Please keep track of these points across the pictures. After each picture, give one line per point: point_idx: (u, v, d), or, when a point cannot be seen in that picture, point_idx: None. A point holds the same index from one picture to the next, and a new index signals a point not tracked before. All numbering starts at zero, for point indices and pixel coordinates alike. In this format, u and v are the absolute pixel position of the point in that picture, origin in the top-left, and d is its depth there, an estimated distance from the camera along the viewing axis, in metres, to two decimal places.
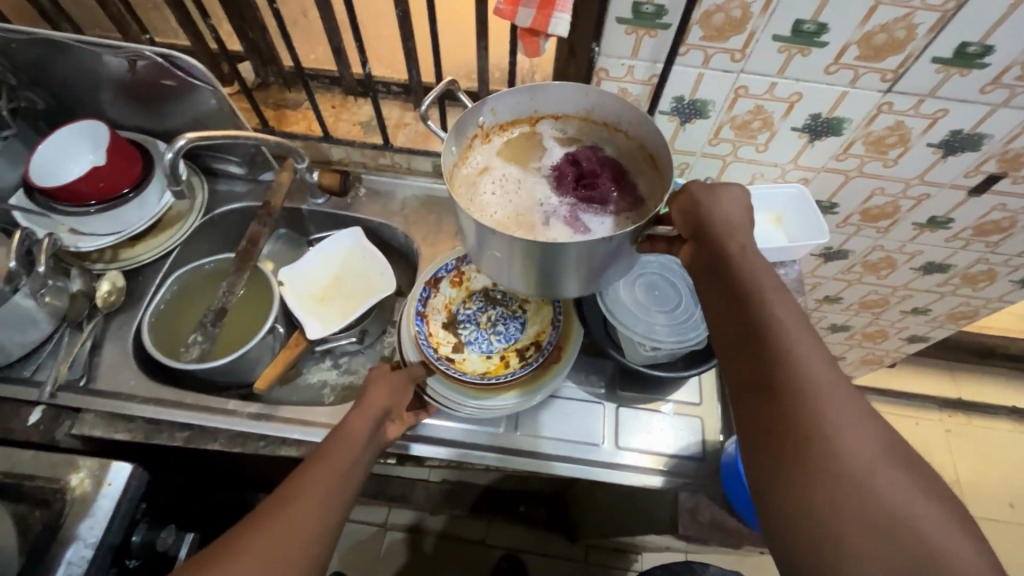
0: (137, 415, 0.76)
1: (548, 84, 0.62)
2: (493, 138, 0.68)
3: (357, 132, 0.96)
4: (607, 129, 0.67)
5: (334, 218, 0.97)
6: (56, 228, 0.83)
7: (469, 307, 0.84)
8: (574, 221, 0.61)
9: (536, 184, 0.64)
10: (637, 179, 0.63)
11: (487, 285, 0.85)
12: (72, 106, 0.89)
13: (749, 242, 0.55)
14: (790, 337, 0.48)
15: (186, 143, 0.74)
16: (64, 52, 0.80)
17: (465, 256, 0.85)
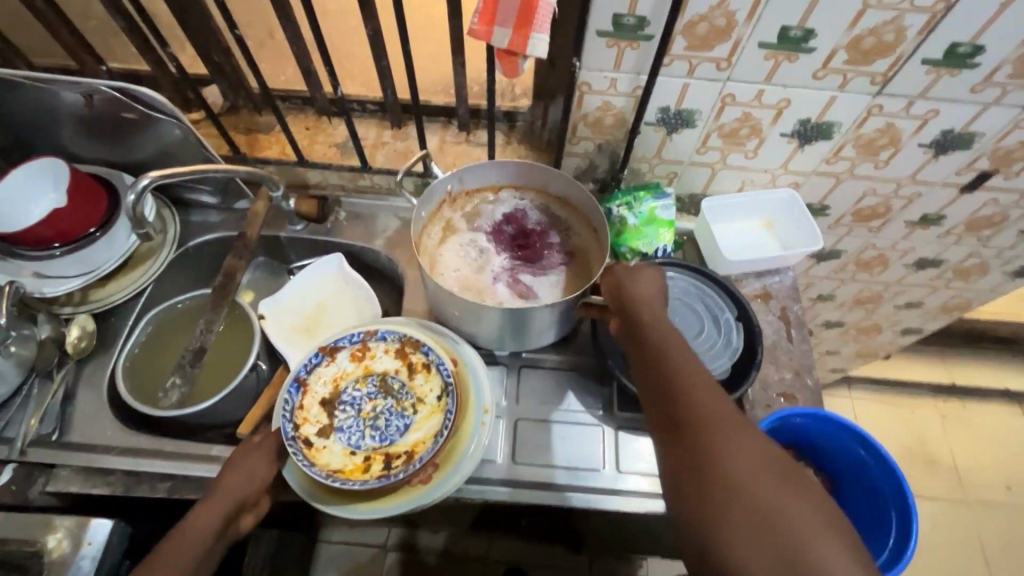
0: (114, 468, 0.72)
1: (507, 161, 0.81)
2: (460, 201, 0.85)
3: (333, 155, 0.93)
4: (560, 201, 0.84)
5: (314, 244, 0.94)
6: (19, 273, 0.79)
7: (358, 390, 0.70)
8: (516, 284, 0.79)
9: (482, 246, 0.83)
10: (565, 238, 0.83)
11: (389, 368, 0.71)
12: (31, 142, 0.86)
13: (655, 302, 0.62)
14: (687, 379, 0.54)
15: (150, 181, 0.70)
16: (16, 88, 0.76)
17: (375, 329, 0.72)
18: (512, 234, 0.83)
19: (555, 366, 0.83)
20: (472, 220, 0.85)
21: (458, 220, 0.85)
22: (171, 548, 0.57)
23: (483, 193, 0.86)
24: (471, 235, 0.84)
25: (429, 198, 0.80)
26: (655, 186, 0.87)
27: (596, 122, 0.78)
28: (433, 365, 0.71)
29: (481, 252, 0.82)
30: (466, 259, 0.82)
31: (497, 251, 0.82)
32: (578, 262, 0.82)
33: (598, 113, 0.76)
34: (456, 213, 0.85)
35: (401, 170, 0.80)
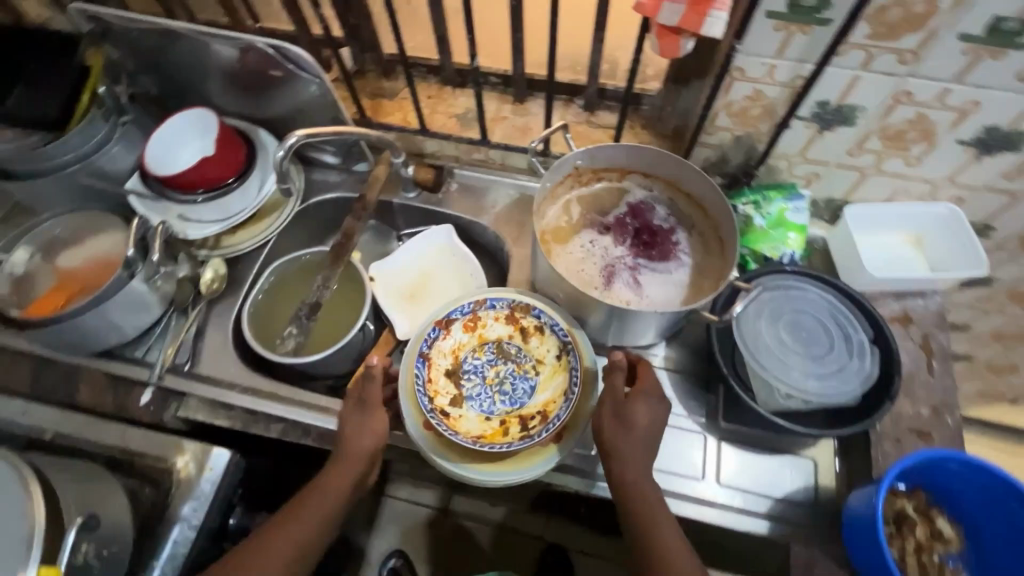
0: (235, 404, 0.78)
1: (644, 148, 0.79)
2: (585, 178, 0.85)
3: (453, 125, 0.93)
4: (688, 197, 0.83)
5: (424, 213, 0.95)
6: (166, 213, 0.84)
7: (478, 358, 0.70)
8: (631, 280, 0.79)
9: (609, 236, 0.83)
10: (694, 240, 0.82)
11: (504, 335, 0.71)
12: (183, 91, 0.92)
13: (645, 436, 0.60)
14: (662, 530, 0.57)
15: (296, 141, 0.75)
16: (179, 40, 0.81)
17: (484, 298, 0.71)
18: (633, 226, 0.83)
19: (661, 365, 0.80)
20: (588, 209, 0.85)
21: (585, 200, 0.86)
22: (297, 521, 0.62)
23: (602, 181, 0.86)
24: (590, 223, 0.84)
25: (557, 171, 0.80)
26: (789, 187, 0.80)
27: (740, 112, 0.72)
28: (546, 327, 0.70)
29: (606, 240, 0.82)
30: (588, 245, 0.82)
31: (621, 244, 0.82)
32: (700, 260, 0.80)
33: (745, 102, 0.71)
34: (577, 190, 0.86)
35: (535, 140, 0.77)
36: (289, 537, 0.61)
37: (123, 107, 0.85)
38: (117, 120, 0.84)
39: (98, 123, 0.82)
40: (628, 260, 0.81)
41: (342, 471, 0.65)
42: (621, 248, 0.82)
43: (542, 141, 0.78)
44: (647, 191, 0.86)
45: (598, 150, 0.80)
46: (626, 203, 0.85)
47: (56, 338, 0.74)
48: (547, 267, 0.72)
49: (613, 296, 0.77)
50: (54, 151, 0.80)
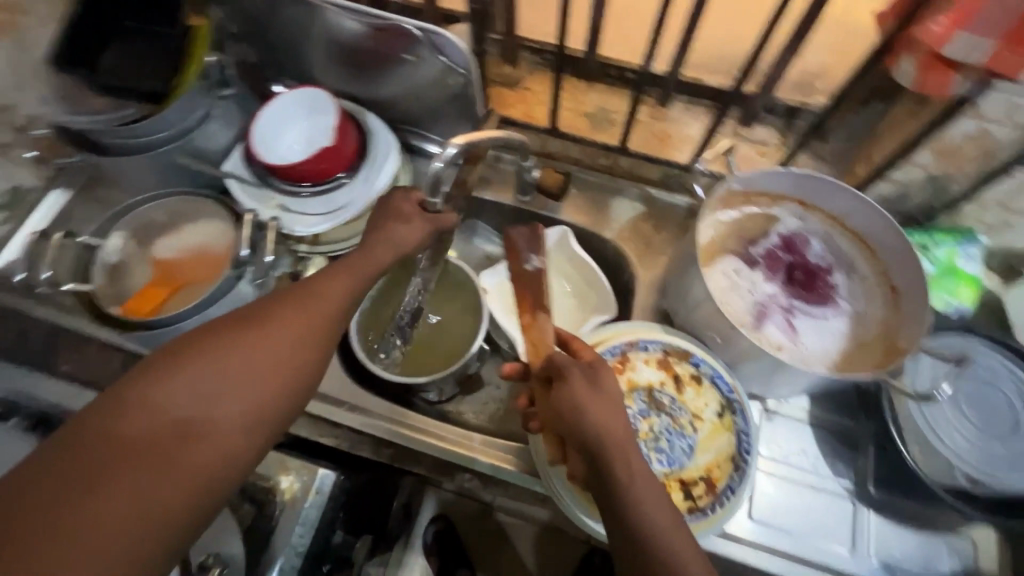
0: (342, 423, 0.72)
1: (818, 177, 0.70)
2: (736, 201, 0.76)
3: (582, 126, 0.84)
4: (852, 236, 0.75)
5: (537, 220, 0.86)
6: (265, 202, 0.76)
7: (628, 407, 0.62)
8: (785, 324, 0.71)
9: (759, 270, 0.74)
10: (855, 284, 0.73)
11: (655, 381, 0.64)
12: (289, 62, 0.82)
13: (617, 405, 0.51)
14: (651, 502, 0.47)
15: (456, 150, 0.65)
16: (306, 10, 0.71)
17: (637, 339, 0.65)
18: (787, 261, 0.74)
19: (804, 419, 0.73)
20: (733, 235, 0.75)
21: (738, 223, 0.75)
22: (250, 347, 0.51)
23: (751, 207, 0.76)
24: (736, 254, 0.74)
25: (719, 195, 0.72)
26: (965, 232, 0.72)
27: (950, 150, 0.63)
28: (704, 377, 0.64)
29: (756, 274, 0.74)
30: (735, 279, 0.73)
31: (772, 282, 0.73)
32: (861, 309, 0.72)
33: (961, 141, 0.61)
34: (728, 212, 0.76)
35: None
36: (242, 364, 0.50)
37: (226, 79, 0.76)
38: (216, 93, 0.75)
39: (200, 97, 0.73)
40: (781, 299, 0.72)
41: (309, 301, 0.56)
42: (772, 285, 0.73)
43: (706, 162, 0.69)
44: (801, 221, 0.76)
45: (767, 173, 0.71)
46: (777, 232, 0.75)
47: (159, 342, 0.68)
48: (712, 309, 0.64)
49: (765, 341, 0.70)
50: (150, 125, 0.71)
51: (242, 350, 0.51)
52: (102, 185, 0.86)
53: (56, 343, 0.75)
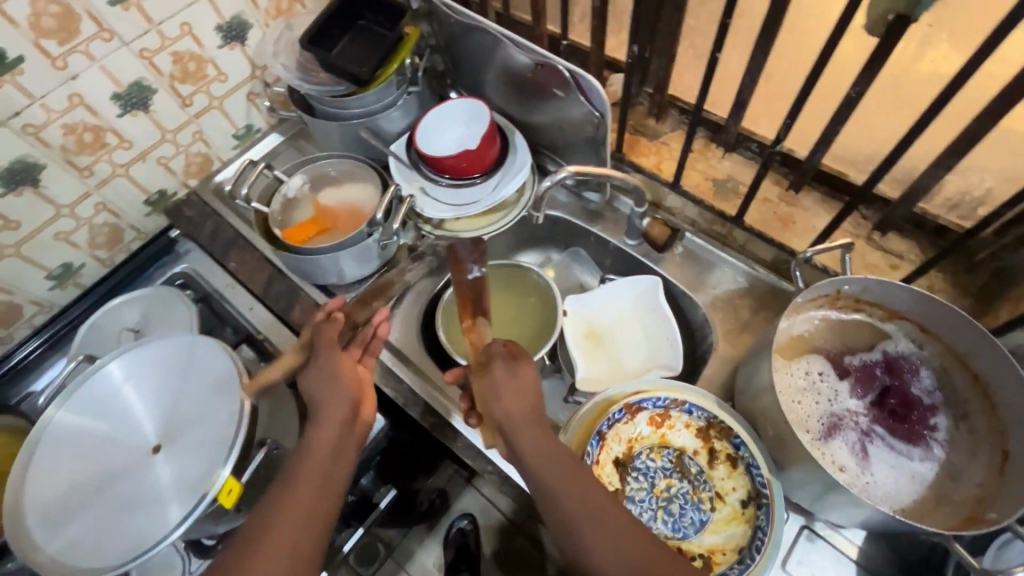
0: (406, 382, 0.83)
1: (943, 303, 0.64)
2: (842, 304, 0.72)
3: (706, 189, 0.86)
4: (974, 383, 0.66)
5: (635, 264, 0.90)
6: (410, 182, 0.90)
7: (653, 461, 0.63)
8: (858, 447, 0.65)
9: (845, 381, 0.69)
10: (956, 435, 0.66)
11: (689, 447, 0.63)
12: (467, 75, 0.97)
13: (527, 396, 0.61)
14: (560, 480, 0.56)
15: (567, 174, 0.74)
16: (489, 39, 0.84)
17: (684, 400, 0.64)
18: (881, 383, 0.69)
19: (852, 556, 0.66)
20: (829, 338, 0.72)
21: (833, 328, 0.73)
22: (298, 488, 0.57)
23: (858, 314, 0.72)
24: (824, 358, 0.71)
25: (820, 289, 0.69)
26: None
27: None
28: (741, 462, 0.61)
29: (840, 385, 0.69)
30: (815, 382, 0.70)
31: (857, 399, 0.68)
32: (957, 463, 0.64)
33: None
34: (827, 313, 0.73)
35: (808, 252, 0.67)
36: (294, 508, 0.56)
37: (414, 79, 0.93)
38: (405, 88, 0.92)
39: (391, 88, 0.90)
40: (861, 419, 0.67)
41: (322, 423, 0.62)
42: (856, 402, 0.68)
43: (813, 254, 0.67)
44: (913, 349, 0.70)
45: (880, 283, 0.67)
46: (882, 349, 0.71)
47: (294, 264, 0.85)
48: (771, 397, 0.62)
49: (827, 456, 0.65)
50: (348, 103, 0.91)
51: (281, 520, 0.55)
52: (304, 139, 1.08)
53: (232, 245, 0.96)
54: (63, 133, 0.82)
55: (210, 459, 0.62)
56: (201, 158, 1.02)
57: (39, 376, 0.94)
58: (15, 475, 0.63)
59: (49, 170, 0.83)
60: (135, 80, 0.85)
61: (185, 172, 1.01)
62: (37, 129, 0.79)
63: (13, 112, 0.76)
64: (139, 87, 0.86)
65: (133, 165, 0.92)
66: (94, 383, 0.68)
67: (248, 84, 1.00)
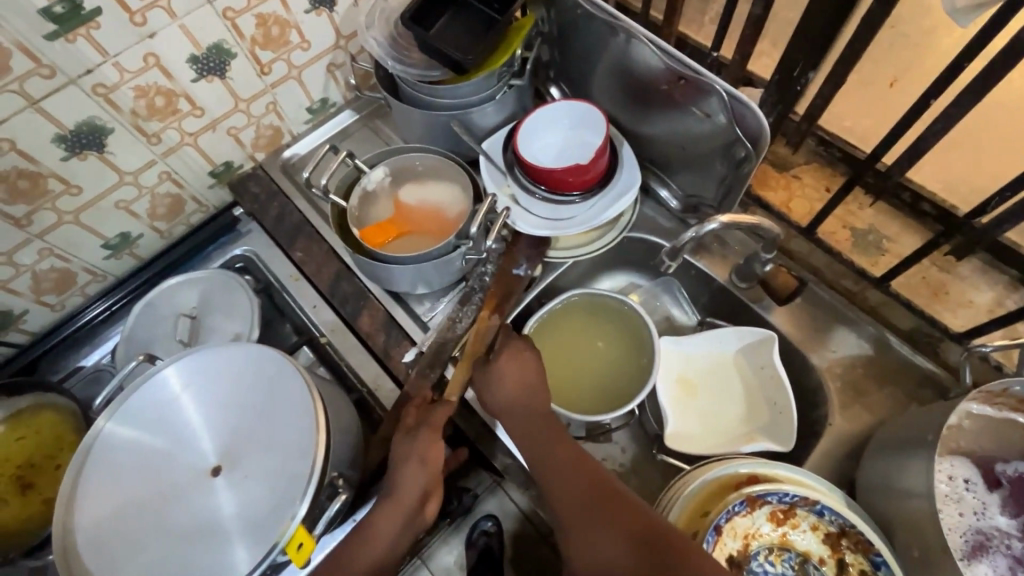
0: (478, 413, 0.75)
1: None
2: (1005, 404, 0.61)
3: (843, 240, 0.77)
4: None
5: (742, 310, 0.80)
6: (501, 188, 0.81)
7: (771, 565, 0.56)
8: (1007, 575, 0.57)
9: (997, 494, 0.60)
10: None
11: (815, 553, 0.56)
12: (575, 73, 0.86)
13: (521, 383, 0.66)
14: (552, 466, 0.60)
15: (716, 226, 0.65)
16: (618, 37, 0.73)
17: (816, 500, 0.55)
18: None
19: None
20: (980, 440, 0.62)
21: (989, 429, 0.62)
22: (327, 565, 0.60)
23: (1017, 415, 0.61)
24: (973, 463, 0.61)
25: (991, 388, 0.58)
26: None
27: None
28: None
29: (991, 497, 0.60)
30: (960, 490, 0.60)
31: (1009, 516, 0.59)
32: None
33: None
34: (987, 410, 0.61)
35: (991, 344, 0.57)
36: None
37: (519, 71, 0.83)
38: (507, 81, 0.82)
39: (491, 81, 0.80)
40: (1012, 542, 0.58)
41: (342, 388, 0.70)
42: (1008, 520, 0.59)
43: (991, 348, 0.59)
44: None
45: None
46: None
47: (371, 269, 0.77)
48: (924, 513, 0.54)
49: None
50: (439, 91, 0.81)
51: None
52: (382, 120, 0.99)
53: (298, 233, 0.88)
54: (134, 96, 0.74)
55: (283, 498, 0.57)
56: (272, 132, 0.93)
57: (91, 349, 0.90)
58: (66, 489, 0.58)
59: (115, 134, 0.75)
60: (215, 42, 0.76)
61: (254, 145, 0.92)
62: (107, 90, 0.71)
63: (84, 69, 0.68)
64: (218, 51, 0.77)
65: (202, 134, 0.84)
66: (149, 390, 0.62)
67: (330, 54, 0.90)
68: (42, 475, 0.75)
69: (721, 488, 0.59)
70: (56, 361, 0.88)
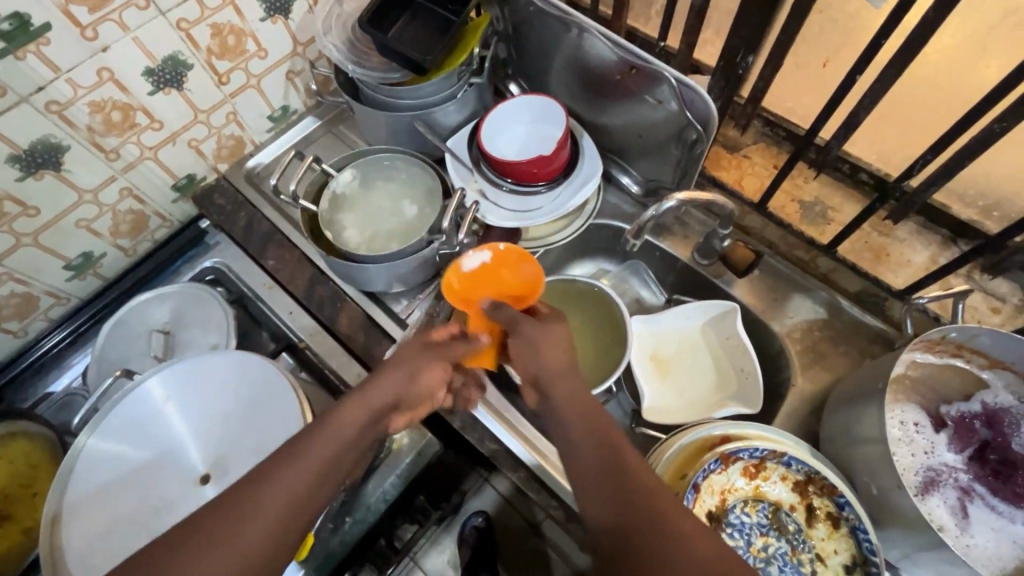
0: (462, 403, 0.77)
1: None
2: (943, 350, 0.67)
3: (794, 213, 0.82)
4: None
5: (705, 285, 0.84)
6: (468, 183, 0.83)
7: (747, 515, 0.61)
8: (956, 504, 0.62)
9: (943, 432, 0.66)
10: None
11: (785, 502, 0.60)
12: (531, 71, 0.89)
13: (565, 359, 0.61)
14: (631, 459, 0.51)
15: (674, 205, 0.69)
16: (570, 31, 0.76)
17: (783, 452, 0.59)
18: (983, 437, 0.64)
19: None
20: (923, 384, 0.68)
21: (932, 374, 0.68)
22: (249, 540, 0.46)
23: (955, 359, 0.68)
24: (919, 407, 0.67)
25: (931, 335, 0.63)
26: None
27: None
28: (845, 522, 0.57)
29: (938, 437, 0.65)
30: (910, 432, 0.66)
31: (955, 452, 0.65)
32: None
33: None
34: (926, 356, 0.68)
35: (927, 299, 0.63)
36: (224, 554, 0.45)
37: (478, 70, 0.85)
38: (466, 80, 0.84)
39: (451, 80, 0.82)
40: (959, 475, 0.64)
41: (307, 458, 0.50)
42: (954, 456, 0.64)
43: (927, 300, 0.64)
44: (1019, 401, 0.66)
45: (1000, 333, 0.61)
46: (980, 400, 0.66)
47: (345, 271, 0.78)
48: (880, 455, 0.58)
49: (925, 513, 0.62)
50: (399, 93, 0.82)
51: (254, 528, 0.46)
52: (344, 124, 1.00)
53: (268, 241, 0.88)
54: (90, 112, 0.73)
55: None
56: (233, 142, 0.93)
57: (59, 374, 0.88)
58: (50, 514, 0.58)
59: (72, 152, 0.74)
60: (170, 54, 0.75)
61: (216, 156, 0.92)
62: (61, 106, 0.70)
63: (36, 87, 0.67)
64: (173, 62, 0.76)
65: (163, 147, 0.84)
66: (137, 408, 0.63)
67: (288, 61, 0.90)
68: (19, 503, 0.74)
69: (698, 451, 0.62)
70: (26, 388, 0.86)
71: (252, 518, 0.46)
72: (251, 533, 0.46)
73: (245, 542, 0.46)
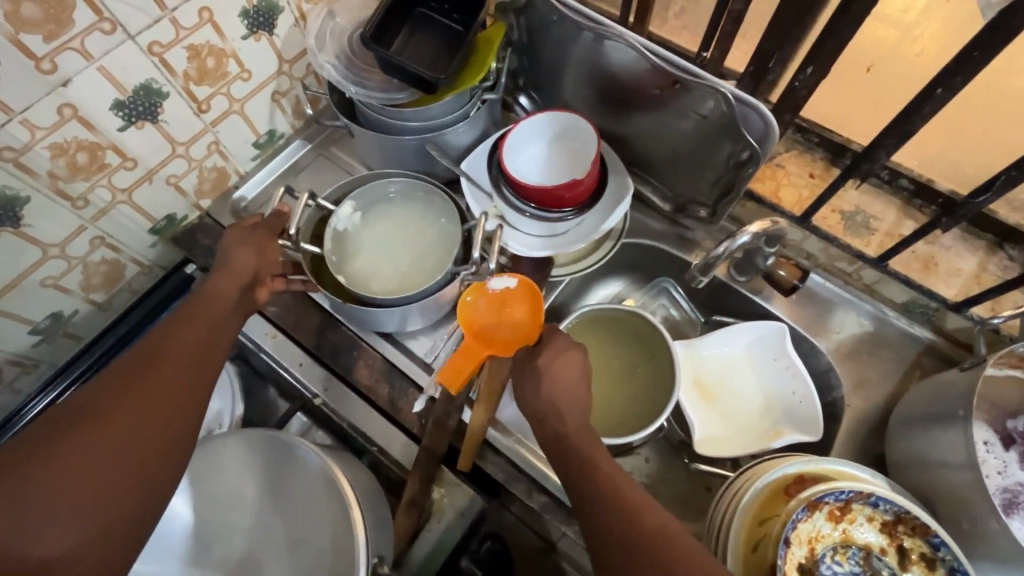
0: (505, 454, 0.71)
1: None
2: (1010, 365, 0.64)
3: (835, 224, 0.78)
4: None
5: (744, 304, 0.80)
6: (488, 208, 0.77)
7: (838, 564, 0.56)
8: None
9: (1016, 451, 0.63)
10: None
11: (874, 543, 0.56)
12: (546, 82, 0.82)
13: (572, 390, 0.60)
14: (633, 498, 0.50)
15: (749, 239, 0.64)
16: (598, 39, 0.68)
17: (869, 492, 0.55)
18: None
19: None
20: (988, 401, 0.66)
21: (998, 390, 0.66)
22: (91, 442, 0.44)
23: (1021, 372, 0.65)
24: (988, 425, 0.65)
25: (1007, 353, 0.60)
26: None
27: None
28: (941, 564, 0.55)
29: (1012, 456, 0.63)
30: (985, 453, 0.63)
31: None
32: None
33: None
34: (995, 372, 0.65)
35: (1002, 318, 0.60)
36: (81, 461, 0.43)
37: (492, 85, 0.77)
38: (480, 97, 0.76)
39: (464, 98, 0.75)
40: None
41: (145, 387, 0.48)
42: None
43: (1001, 319, 0.62)
44: None
45: None
46: None
47: (364, 317, 0.71)
48: (970, 489, 0.55)
49: None
50: (408, 116, 0.73)
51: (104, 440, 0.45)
52: (338, 147, 0.91)
53: None
54: (51, 156, 0.62)
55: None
56: (217, 174, 0.83)
57: None
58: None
59: (32, 203, 0.63)
60: (143, 83, 0.65)
61: (198, 192, 0.82)
62: (17, 152, 0.59)
63: None
64: (146, 92, 0.66)
65: (138, 188, 0.73)
66: (159, 525, 0.61)
67: (274, 82, 0.80)
68: None
69: (774, 494, 0.58)
70: None
71: (75, 445, 0.44)
72: (109, 448, 0.44)
73: (126, 449, 0.45)
